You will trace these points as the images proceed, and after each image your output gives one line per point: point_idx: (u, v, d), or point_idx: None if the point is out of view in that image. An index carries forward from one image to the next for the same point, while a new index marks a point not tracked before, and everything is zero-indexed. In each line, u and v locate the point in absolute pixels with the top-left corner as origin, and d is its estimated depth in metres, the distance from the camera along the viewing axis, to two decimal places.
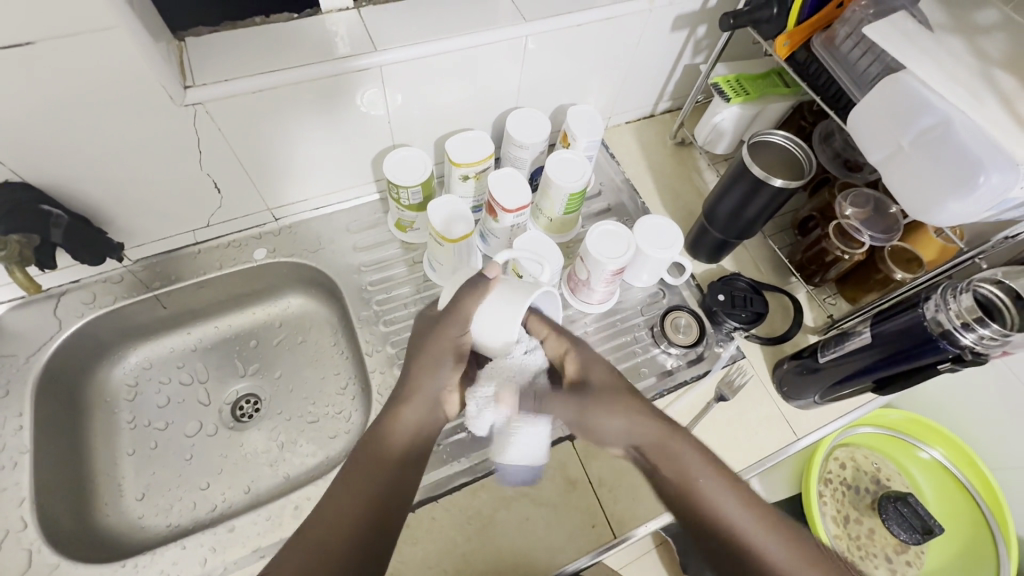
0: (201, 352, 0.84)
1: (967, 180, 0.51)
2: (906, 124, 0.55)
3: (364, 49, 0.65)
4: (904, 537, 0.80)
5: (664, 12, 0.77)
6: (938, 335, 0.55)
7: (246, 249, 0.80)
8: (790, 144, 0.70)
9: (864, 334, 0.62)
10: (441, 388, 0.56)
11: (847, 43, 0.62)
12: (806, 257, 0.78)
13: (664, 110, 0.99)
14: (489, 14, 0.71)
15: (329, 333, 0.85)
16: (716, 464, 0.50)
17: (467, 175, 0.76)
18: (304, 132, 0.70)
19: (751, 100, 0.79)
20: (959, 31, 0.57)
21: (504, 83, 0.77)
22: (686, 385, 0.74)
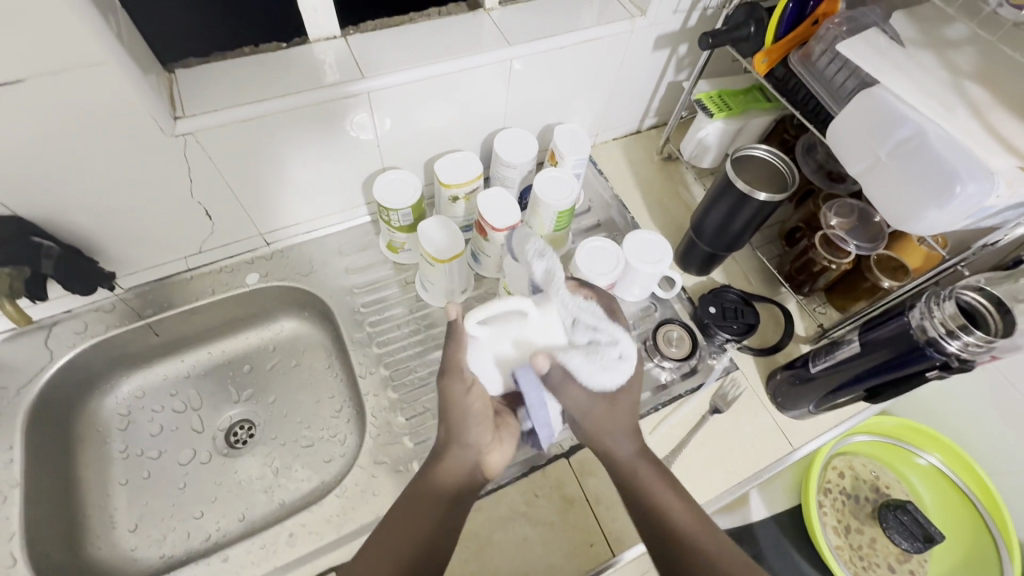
0: (194, 379, 0.83)
1: (945, 190, 0.51)
2: (884, 136, 0.55)
3: (352, 76, 0.66)
4: (905, 546, 0.80)
5: (646, 32, 0.79)
6: (925, 343, 0.55)
7: (239, 274, 0.81)
8: (773, 158, 0.71)
9: (854, 342, 0.62)
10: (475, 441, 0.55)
11: (823, 58, 0.64)
12: (795, 267, 0.79)
13: (650, 126, 1.01)
14: (475, 37, 0.72)
15: (323, 356, 0.85)
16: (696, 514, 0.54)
17: (457, 196, 0.77)
18: (294, 158, 0.71)
19: (734, 115, 0.81)
20: (930, 46, 0.58)
21: (491, 105, 0.78)
22: (681, 398, 0.74)
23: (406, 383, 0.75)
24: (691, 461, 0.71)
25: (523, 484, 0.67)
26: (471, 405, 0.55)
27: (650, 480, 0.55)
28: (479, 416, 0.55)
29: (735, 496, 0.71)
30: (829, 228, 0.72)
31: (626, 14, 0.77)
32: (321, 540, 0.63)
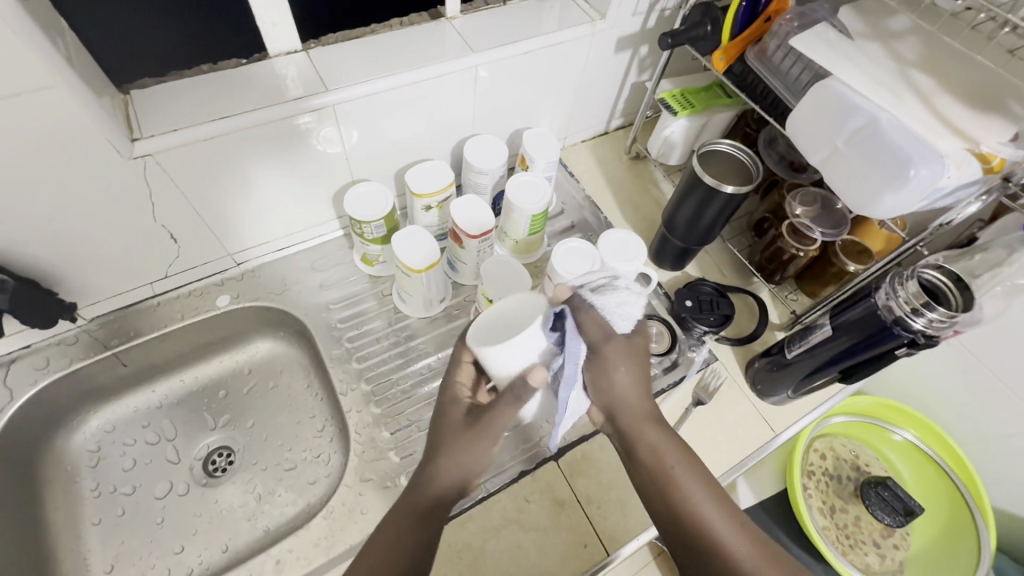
0: (168, 409, 0.80)
1: (900, 174, 0.53)
2: (839, 125, 0.57)
3: (316, 89, 0.65)
4: (888, 521, 0.82)
5: (607, 34, 0.80)
6: (892, 322, 0.57)
7: (209, 296, 0.78)
8: (736, 151, 0.72)
9: (826, 326, 0.64)
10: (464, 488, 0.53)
11: (778, 53, 0.67)
12: (765, 257, 0.80)
13: (617, 126, 1.02)
14: (438, 47, 0.72)
15: (301, 375, 0.83)
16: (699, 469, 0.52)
17: (430, 205, 0.77)
18: (260, 175, 0.69)
19: (697, 112, 0.83)
20: (876, 38, 0.61)
21: (458, 113, 0.78)
22: (664, 393, 0.75)
23: (389, 397, 0.74)
24: None
25: (513, 489, 0.67)
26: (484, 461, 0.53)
27: (652, 436, 0.53)
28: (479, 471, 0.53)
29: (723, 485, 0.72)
30: (795, 217, 0.75)
31: (586, 18, 0.78)
32: (310, 565, 0.61)
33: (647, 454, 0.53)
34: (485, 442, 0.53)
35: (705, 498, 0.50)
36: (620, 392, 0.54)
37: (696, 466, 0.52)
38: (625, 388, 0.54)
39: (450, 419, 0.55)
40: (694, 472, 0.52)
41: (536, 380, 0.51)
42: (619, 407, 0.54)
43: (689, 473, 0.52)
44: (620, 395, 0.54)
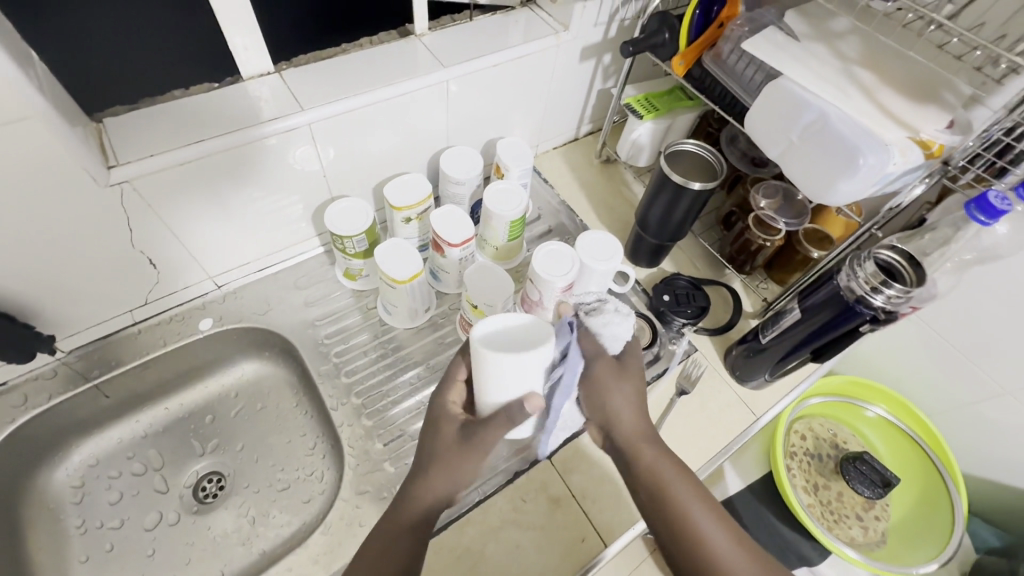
0: (153, 438, 0.79)
1: (851, 163, 0.57)
2: (793, 121, 0.61)
3: (290, 109, 0.66)
4: (868, 493, 0.86)
5: (571, 44, 0.83)
6: (854, 301, 0.60)
7: (191, 321, 0.78)
8: (701, 150, 0.76)
9: (795, 310, 0.67)
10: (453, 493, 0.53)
11: (732, 56, 0.71)
12: (735, 249, 0.84)
13: (587, 132, 1.06)
14: (408, 63, 0.74)
15: (289, 394, 0.83)
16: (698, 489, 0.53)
17: (410, 217, 0.78)
18: (238, 197, 0.70)
19: (661, 115, 0.87)
20: (820, 38, 0.65)
21: (433, 126, 0.80)
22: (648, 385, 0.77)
23: (380, 409, 0.74)
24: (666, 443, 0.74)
25: (509, 490, 0.68)
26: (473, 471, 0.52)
27: (649, 457, 0.54)
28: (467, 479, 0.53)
29: (711, 470, 0.74)
30: (760, 209, 0.79)
31: (550, 30, 0.81)
32: None
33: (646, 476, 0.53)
34: (472, 454, 0.52)
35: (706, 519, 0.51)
36: (616, 413, 0.55)
37: (693, 484, 0.53)
38: (622, 405, 0.55)
39: (442, 433, 0.54)
40: (691, 492, 0.52)
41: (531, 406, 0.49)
42: (614, 427, 0.55)
43: (685, 489, 0.52)
44: (615, 416, 0.55)
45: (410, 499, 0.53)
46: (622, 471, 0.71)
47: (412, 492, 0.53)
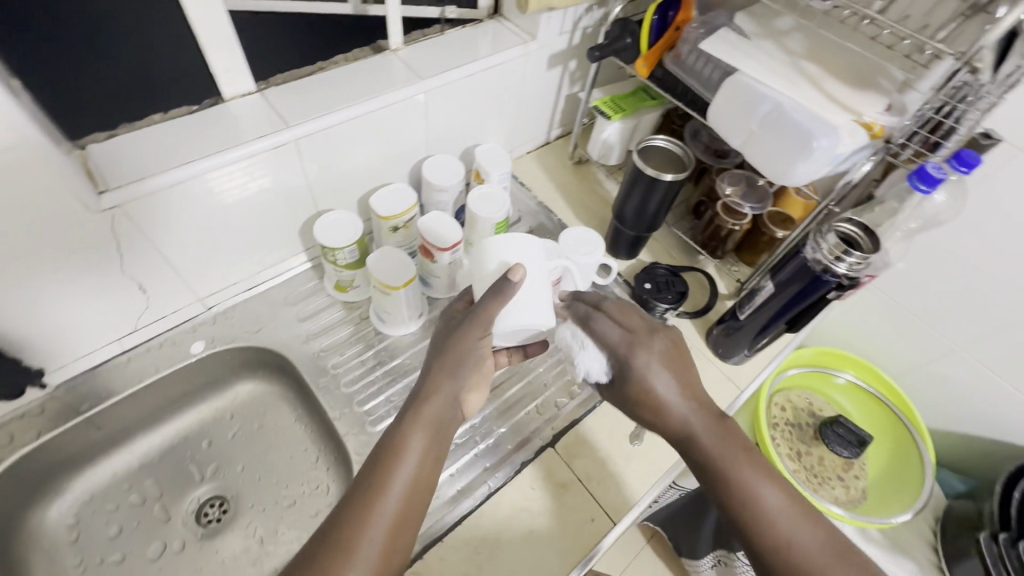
0: (149, 467, 0.77)
1: (807, 147, 0.63)
2: (752, 113, 0.67)
3: (275, 127, 0.68)
4: (847, 454, 0.92)
5: (539, 52, 0.88)
6: (821, 271, 0.65)
7: (182, 344, 0.77)
8: (671, 145, 0.81)
9: (768, 286, 0.72)
10: (460, 389, 0.57)
11: (690, 56, 0.76)
12: (707, 236, 0.90)
13: (557, 136, 1.10)
14: (386, 77, 0.77)
15: (287, 410, 0.83)
16: (762, 466, 0.54)
17: (397, 226, 0.80)
18: (227, 215, 0.70)
19: (628, 115, 0.93)
20: (768, 36, 0.72)
21: (413, 137, 0.83)
22: None
23: (383, 415, 0.75)
24: None
25: (518, 481, 0.70)
26: (477, 349, 0.57)
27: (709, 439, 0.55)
28: (472, 366, 0.57)
29: None
30: (726, 197, 0.84)
31: (519, 40, 0.86)
32: None
33: (706, 459, 0.55)
34: (472, 333, 0.57)
35: (773, 496, 0.52)
36: (670, 401, 0.57)
37: (757, 463, 0.54)
38: (668, 391, 0.57)
39: (443, 333, 0.60)
40: (756, 470, 0.54)
41: (515, 276, 0.58)
42: (669, 413, 0.57)
43: (749, 468, 0.54)
44: (670, 404, 0.57)
45: (420, 404, 0.55)
46: (623, 451, 0.74)
47: (425, 393, 0.56)
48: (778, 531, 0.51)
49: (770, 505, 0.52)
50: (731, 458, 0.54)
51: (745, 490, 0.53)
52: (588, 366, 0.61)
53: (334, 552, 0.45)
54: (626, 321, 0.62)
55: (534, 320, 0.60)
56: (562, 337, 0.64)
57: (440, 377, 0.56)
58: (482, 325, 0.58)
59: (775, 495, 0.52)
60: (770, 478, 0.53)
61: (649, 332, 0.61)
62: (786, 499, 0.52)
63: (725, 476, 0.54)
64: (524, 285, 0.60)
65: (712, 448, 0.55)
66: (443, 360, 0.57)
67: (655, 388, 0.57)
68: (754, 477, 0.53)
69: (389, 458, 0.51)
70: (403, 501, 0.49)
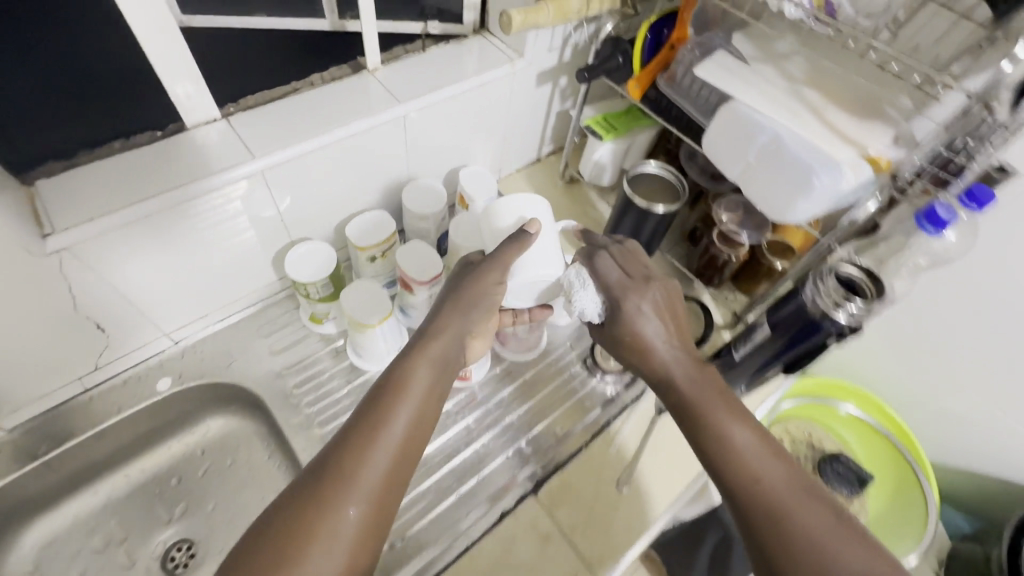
0: (114, 508, 0.74)
1: (807, 184, 0.59)
2: (750, 144, 0.63)
3: (240, 157, 0.64)
4: (845, 491, 0.88)
5: (527, 70, 0.83)
6: (820, 317, 0.61)
7: (148, 381, 0.73)
8: (664, 171, 0.77)
9: (764, 326, 0.68)
10: (468, 329, 0.60)
11: (685, 78, 0.72)
12: (702, 264, 0.86)
13: (548, 152, 1.06)
14: (362, 100, 0.72)
15: (260, 447, 0.79)
16: (747, 416, 0.51)
17: (374, 256, 0.77)
18: (190, 249, 0.66)
19: (621, 135, 0.88)
20: (768, 60, 0.67)
21: (392, 161, 0.78)
22: (627, 408, 0.78)
23: None
24: (650, 466, 0.73)
25: (497, 532, 0.66)
26: (491, 293, 0.62)
27: (692, 389, 0.53)
28: (484, 309, 0.62)
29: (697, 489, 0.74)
30: (723, 224, 0.80)
31: (505, 58, 0.81)
32: None
33: (687, 404, 0.53)
34: (486, 276, 0.62)
35: (753, 443, 0.49)
36: (654, 342, 0.58)
37: (742, 414, 0.51)
38: (654, 334, 0.58)
39: (459, 279, 0.64)
40: (740, 420, 0.50)
41: (531, 228, 0.66)
42: (653, 357, 0.57)
43: (731, 415, 0.50)
44: (654, 348, 0.57)
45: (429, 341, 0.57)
46: (609, 498, 0.70)
47: (435, 331, 0.58)
48: (757, 476, 0.47)
49: (748, 449, 0.48)
50: (715, 407, 0.51)
51: (726, 436, 0.49)
52: (584, 305, 0.62)
53: (346, 468, 0.44)
54: (626, 270, 0.64)
55: (547, 271, 0.66)
56: (566, 275, 0.66)
57: (454, 317, 0.60)
58: (499, 268, 0.64)
59: (757, 443, 0.49)
60: (745, 421, 0.50)
61: (648, 280, 0.63)
62: (771, 453, 0.48)
63: (705, 421, 0.50)
64: (539, 240, 0.67)
65: (692, 394, 0.53)
66: (457, 302, 0.61)
67: (642, 331, 0.58)
68: (732, 420, 0.50)
69: (394, 387, 0.51)
70: (412, 428, 0.49)
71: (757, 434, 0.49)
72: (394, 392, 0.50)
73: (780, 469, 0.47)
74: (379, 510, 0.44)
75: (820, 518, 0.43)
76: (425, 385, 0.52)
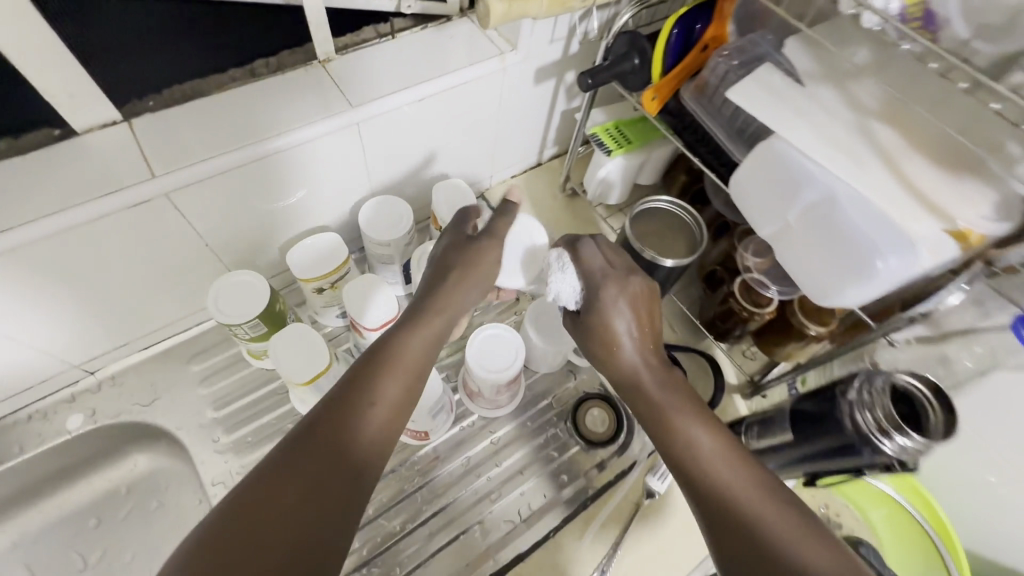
0: (25, 550, 0.67)
1: (865, 264, 0.43)
2: (792, 198, 0.47)
3: (137, 175, 0.51)
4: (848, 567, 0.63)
5: (520, 65, 0.67)
6: (859, 440, 0.46)
7: (57, 417, 0.64)
8: (674, 208, 0.64)
9: (787, 429, 0.55)
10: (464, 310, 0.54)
11: (717, 93, 0.55)
12: (717, 314, 0.71)
13: (551, 156, 0.90)
14: (305, 100, 0.58)
15: (190, 489, 0.70)
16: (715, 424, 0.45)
17: (322, 287, 0.65)
18: (88, 280, 0.55)
19: (634, 148, 0.72)
20: (832, 79, 0.49)
21: (347, 172, 0.65)
22: (611, 486, 0.67)
23: None
24: (629, 564, 0.62)
25: None
26: (490, 268, 0.57)
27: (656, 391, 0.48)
28: (483, 286, 0.56)
29: None
30: (746, 274, 0.65)
31: (494, 50, 0.65)
32: None
33: (653, 406, 0.47)
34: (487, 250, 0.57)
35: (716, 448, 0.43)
36: (620, 336, 0.51)
37: (711, 421, 0.45)
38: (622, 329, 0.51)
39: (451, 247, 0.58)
40: (706, 427, 0.45)
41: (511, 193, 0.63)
42: (618, 353, 0.51)
43: (697, 423, 0.45)
44: (619, 346, 0.51)
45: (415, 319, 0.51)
46: None
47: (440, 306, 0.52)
48: (724, 487, 0.41)
49: (710, 456, 0.42)
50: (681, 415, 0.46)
51: (688, 442, 0.44)
52: (560, 288, 0.55)
53: (332, 444, 0.40)
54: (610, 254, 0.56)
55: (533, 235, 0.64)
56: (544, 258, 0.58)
57: (457, 291, 0.54)
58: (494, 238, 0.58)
59: (722, 450, 0.43)
60: (711, 425, 0.45)
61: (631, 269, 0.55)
62: (741, 465, 0.42)
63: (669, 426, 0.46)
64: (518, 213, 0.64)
65: (658, 398, 0.48)
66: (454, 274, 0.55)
67: (612, 324, 0.51)
68: (698, 427, 0.45)
69: (372, 374, 0.45)
70: (401, 406, 0.45)
71: (727, 444, 0.43)
72: (369, 376, 0.45)
73: (750, 484, 0.41)
74: (353, 494, 0.39)
75: (787, 539, 0.37)
76: (405, 371, 0.46)
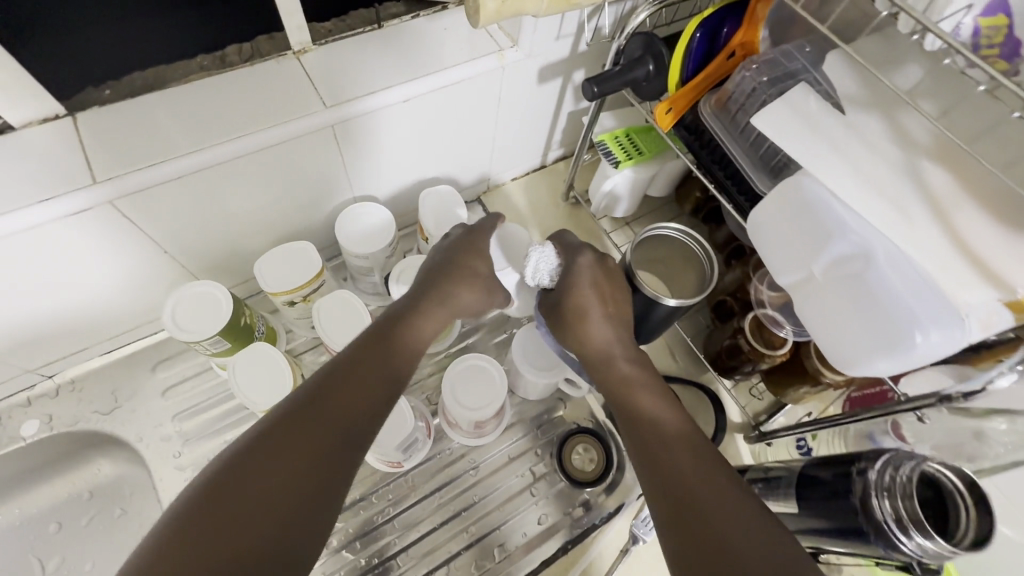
0: None
1: (897, 336, 0.37)
2: (819, 249, 0.41)
3: (78, 179, 0.45)
4: None
5: (523, 63, 0.60)
6: (872, 530, 0.40)
7: (12, 422, 0.61)
8: (685, 237, 0.56)
9: (791, 498, 0.49)
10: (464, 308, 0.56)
11: (742, 112, 0.48)
12: (724, 348, 0.65)
13: (557, 158, 0.83)
14: (276, 97, 0.52)
15: (152, 499, 0.66)
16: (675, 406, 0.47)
17: (294, 300, 0.60)
18: (33, 287, 0.51)
19: (645, 161, 0.65)
20: (879, 104, 0.41)
21: (325, 175, 0.59)
22: (595, 530, 0.62)
23: None
24: None
25: None
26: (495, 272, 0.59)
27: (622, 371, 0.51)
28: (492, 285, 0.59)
29: None
30: (758, 309, 0.58)
31: (493, 45, 0.58)
32: None
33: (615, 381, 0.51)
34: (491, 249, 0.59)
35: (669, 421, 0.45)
36: (594, 318, 0.54)
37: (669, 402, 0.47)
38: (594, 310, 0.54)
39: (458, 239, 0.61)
40: (662, 404, 0.47)
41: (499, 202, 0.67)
42: (587, 332, 0.54)
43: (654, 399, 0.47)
44: (590, 324, 0.54)
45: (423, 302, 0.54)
46: None
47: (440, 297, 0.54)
48: (667, 455, 0.42)
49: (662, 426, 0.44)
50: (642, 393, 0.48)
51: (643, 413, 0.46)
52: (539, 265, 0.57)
53: (326, 410, 0.40)
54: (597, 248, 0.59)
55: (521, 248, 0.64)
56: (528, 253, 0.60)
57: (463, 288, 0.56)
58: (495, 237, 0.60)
59: (677, 427, 0.44)
60: (670, 404, 0.47)
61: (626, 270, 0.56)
62: (690, 442, 0.42)
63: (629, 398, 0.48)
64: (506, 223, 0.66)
65: (623, 373, 0.51)
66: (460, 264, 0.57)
67: (585, 305, 0.54)
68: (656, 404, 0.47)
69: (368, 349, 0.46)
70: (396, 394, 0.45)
71: (683, 424, 0.45)
72: (367, 355, 0.46)
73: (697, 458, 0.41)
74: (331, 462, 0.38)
75: (723, 507, 0.36)
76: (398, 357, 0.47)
